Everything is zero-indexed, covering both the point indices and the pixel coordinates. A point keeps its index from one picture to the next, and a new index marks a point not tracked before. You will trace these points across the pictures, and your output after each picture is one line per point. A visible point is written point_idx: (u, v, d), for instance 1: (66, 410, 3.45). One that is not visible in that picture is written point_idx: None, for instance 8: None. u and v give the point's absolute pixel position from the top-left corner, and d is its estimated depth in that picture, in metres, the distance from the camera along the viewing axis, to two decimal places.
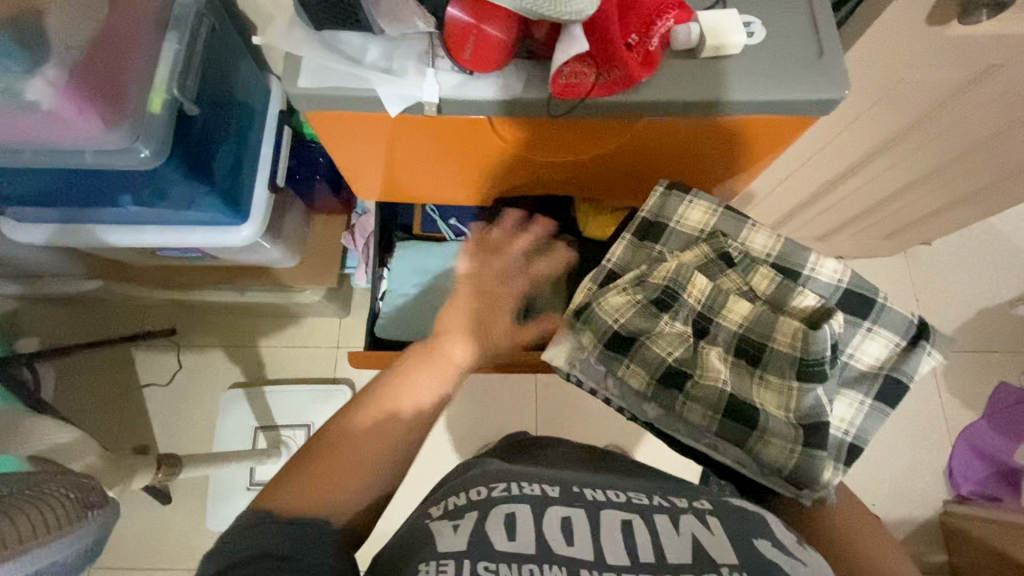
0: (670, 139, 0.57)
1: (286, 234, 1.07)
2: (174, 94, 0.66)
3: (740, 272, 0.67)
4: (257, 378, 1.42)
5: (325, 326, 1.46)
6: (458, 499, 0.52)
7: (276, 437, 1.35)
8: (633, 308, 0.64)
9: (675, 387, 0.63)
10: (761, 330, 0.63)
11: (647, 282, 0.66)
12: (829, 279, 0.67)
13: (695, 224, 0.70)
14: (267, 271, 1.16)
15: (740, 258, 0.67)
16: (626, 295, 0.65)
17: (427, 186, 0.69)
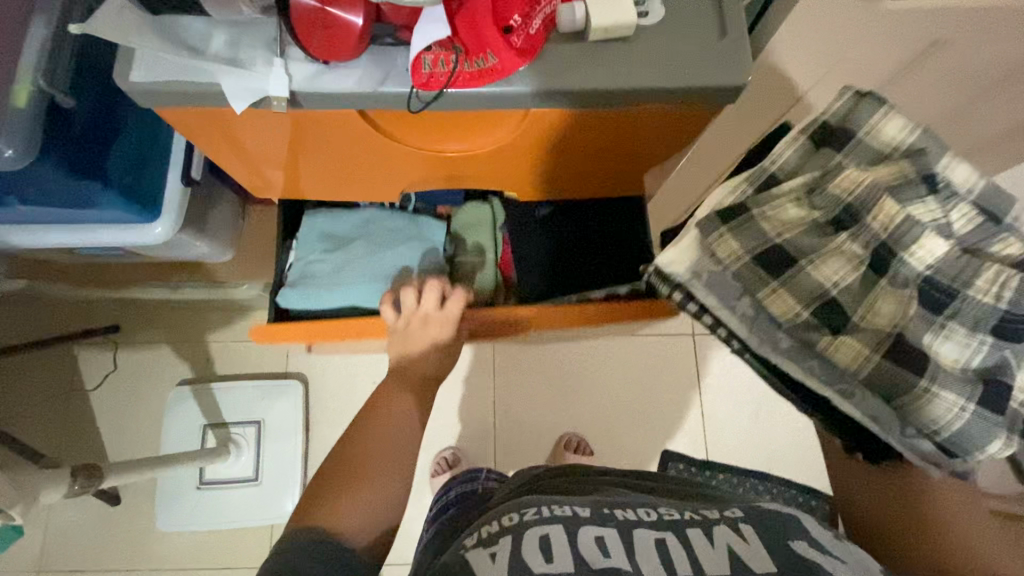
0: (580, 129, 0.52)
1: (217, 227, 1.02)
2: (42, 86, 0.61)
3: (942, 200, 0.58)
4: (206, 374, 1.38)
5: None
6: (490, 527, 0.55)
7: (225, 436, 1.31)
8: (801, 224, 0.61)
9: (826, 319, 0.59)
10: (955, 272, 0.57)
11: (822, 194, 0.61)
12: None
13: (887, 141, 0.62)
14: (201, 266, 1.10)
15: (943, 187, 0.58)
16: (798, 208, 0.62)
17: (335, 185, 0.64)
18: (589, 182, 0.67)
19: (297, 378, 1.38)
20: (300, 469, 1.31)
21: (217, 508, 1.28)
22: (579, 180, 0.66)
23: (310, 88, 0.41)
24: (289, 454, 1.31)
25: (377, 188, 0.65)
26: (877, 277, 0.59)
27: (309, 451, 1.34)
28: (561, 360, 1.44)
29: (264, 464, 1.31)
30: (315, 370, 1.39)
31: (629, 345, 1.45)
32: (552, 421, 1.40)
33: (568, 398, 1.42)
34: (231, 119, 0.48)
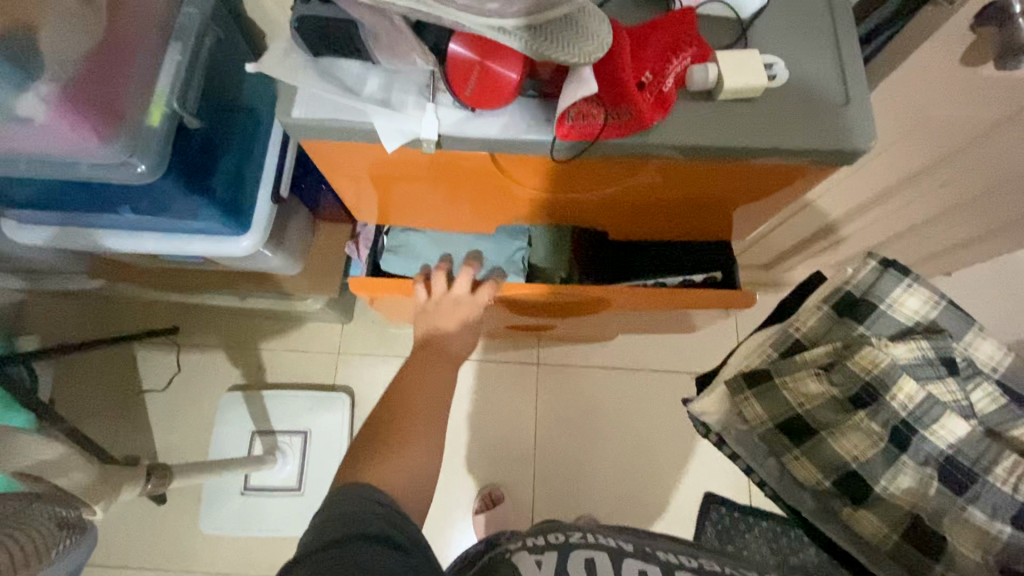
0: (692, 183, 0.54)
1: (291, 241, 1.07)
2: (174, 107, 0.66)
3: (822, 378, 0.93)
4: (257, 381, 1.43)
5: (327, 331, 1.46)
6: (539, 539, 0.75)
7: (272, 443, 1.34)
8: (824, 399, 0.93)
9: (811, 441, 0.95)
10: (826, 414, 0.93)
11: (842, 369, 0.91)
12: (901, 405, 0.86)
13: (910, 310, 0.96)
14: (270, 278, 1.15)
15: (874, 403, 0.88)
16: (820, 384, 0.92)
17: (428, 216, 0.67)
18: (672, 221, 0.66)
19: (344, 390, 1.41)
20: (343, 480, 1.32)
21: (260, 515, 1.30)
22: (662, 220, 0.65)
23: (453, 133, 0.44)
24: (331, 467, 1.33)
25: (462, 218, 0.67)
26: (863, 415, 0.89)
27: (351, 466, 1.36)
28: (605, 392, 1.44)
29: (307, 474, 1.32)
30: (361, 386, 1.42)
31: (674, 381, 1.45)
32: (593, 453, 1.40)
33: (610, 432, 1.41)
34: (336, 156, 0.52)
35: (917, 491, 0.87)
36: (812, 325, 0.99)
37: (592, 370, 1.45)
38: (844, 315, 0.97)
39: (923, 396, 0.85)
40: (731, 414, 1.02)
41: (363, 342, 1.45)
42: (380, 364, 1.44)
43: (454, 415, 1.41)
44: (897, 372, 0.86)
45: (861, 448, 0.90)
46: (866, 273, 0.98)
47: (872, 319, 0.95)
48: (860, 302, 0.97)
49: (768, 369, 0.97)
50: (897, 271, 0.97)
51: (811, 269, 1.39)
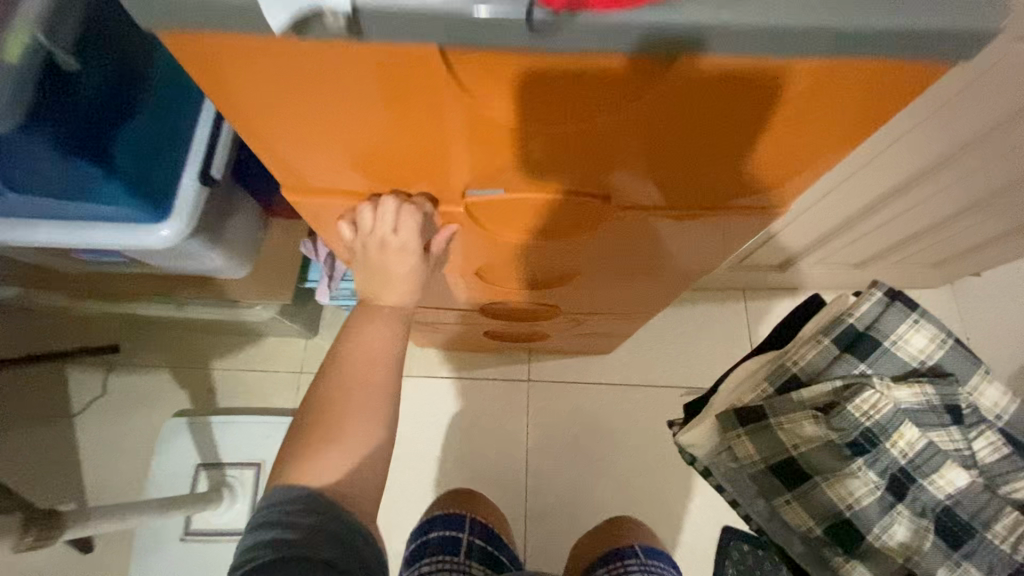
0: (708, 112, 0.40)
1: (233, 237, 0.90)
2: (40, 40, 0.54)
3: (826, 421, 1.05)
4: (207, 405, 1.25)
5: (288, 347, 1.29)
6: None
7: (218, 479, 1.15)
8: (820, 442, 1.06)
9: (807, 480, 1.08)
10: (814, 457, 1.07)
11: (834, 419, 1.04)
12: (899, 451, 1.03)
13: (917, 348, 1.10)
14: (211, 283, 0.98)
15: (873, 452, 1.03)
16: (818, 428, 1.06)
17: (377, 178, 0.51)
18: (696, 175, 0.49)
19: None
20: None
21: (201, 566, 1.10)
22: (673, 181, 0.50)
23: (376, 3, 0.31)
24: None
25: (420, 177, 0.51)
26: (862, 465, 1.03)
27: None
28: (603, 412, 1.27)
29: None
30: None
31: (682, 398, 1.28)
32: (592, 483, 1.22)
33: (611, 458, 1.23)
34: (230, 67, 0.36)
35: (912, 547, 1.00)
36: (809, 359, 1.11)
37: (589, 388, 1.29)
38: (842, 351, 1.10)
39: (922, 443, 1.03)
40: (720, 449, 1.15)
41: None
42: None
43: (432, 443, 1.23)
44: (896, 420, 1.04)
45: (857, 495, 1.03)
46: (868, 306, 1.11)
47: (869, 360, 1.09)
48: (857, 335, 1.10)
49: (756, 409, 1.10)
50: (901, 305, 1.10)
51: (827, 269, 1.25)
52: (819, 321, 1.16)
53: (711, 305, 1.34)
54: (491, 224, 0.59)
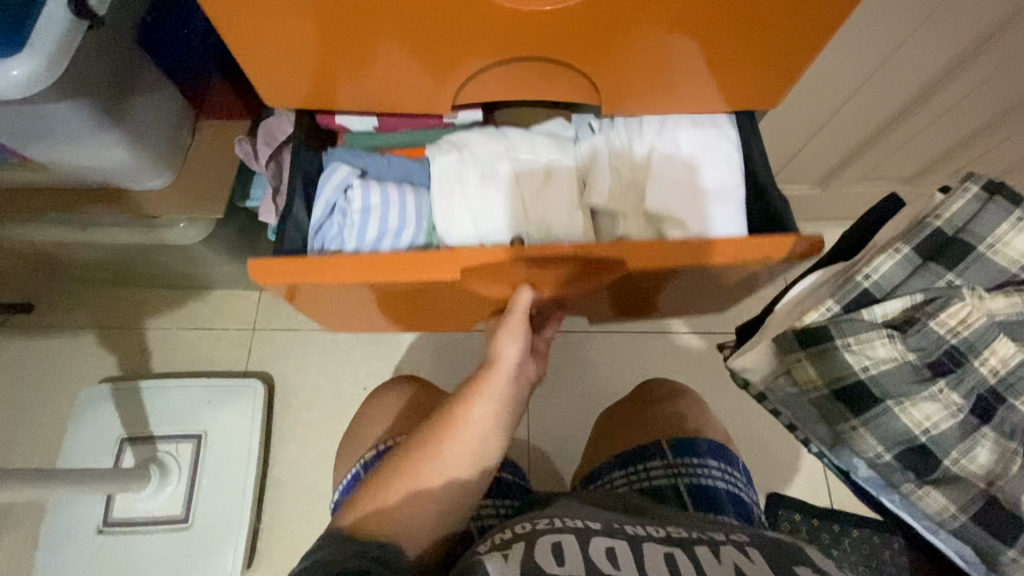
0: None
1: (139, 127, 0.71)
2: None
3: (901, 332, 0.56)
4: (139, 370, 1.03)
5: (238, 301, 1.08)
6: (502, 533, 0.50)
7: (148, 456, 0.93)
8: (897, 365, 0.56)
9: (845, 408, 0.60)
10: (891, 381, 0.57)
11: (909, 328, 0.56)
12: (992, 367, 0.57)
13: None
14: (123, 196, 0.78)
15: (981, 363, 0.57)
16: (889, 347, 0.56)
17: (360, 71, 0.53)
18: (678, 53, 0.52)
19: (259, 377, 1.02)
20: (249, 505, 0.91)
21: (127, 563, 0.88)
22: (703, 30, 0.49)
23: None
24: (233, 483, 0.92)
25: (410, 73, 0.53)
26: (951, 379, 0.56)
27: (266, 483, 0.96)
28: (618, 366, 1.06)
29: (197, 496, 0.91)
30: (284, 371, 1.03)
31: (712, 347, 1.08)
32: None
33: None
34: None
35: (994, 473, 0.56)
36: (886, 270, 0.58)
37: (601, 339, 1.08)
38: (926, 260, 0.58)
39: (1017, 357, 0.56)
40: (779, 373, 0.64)
41: (288, 314, 1.07)
42: (310, 341, 1.05)
43: None
44: (989, 333, 0.56)
45: (933, 417, 0.57)
46: (964, 203, 0.58)
47: (964, 265, 0.58)
48: (945, 243, 0.58)
49: (827, 330, 0.57)
50: (1003, 198, 0.57)
51: (876, 187, 1.06)
52: (898, 228, 0.63)
53: None
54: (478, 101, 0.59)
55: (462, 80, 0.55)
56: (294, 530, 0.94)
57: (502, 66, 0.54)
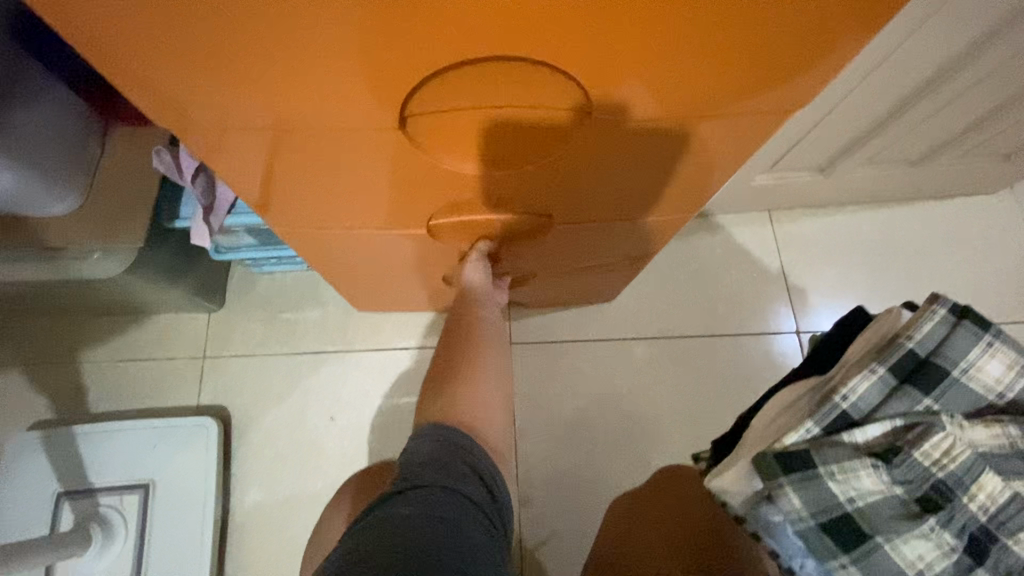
0: (743, 34, 0.38)
1: (22, 144, 0.58)
2: None
3: (872, 466, 0.49)
4: (74, 411, 0.92)
5: (185, 326, 0.96)
6: None
7: (90, 510, 0.83)
8: (817, 491, 0.49)
9: (840, 542, 0.49)
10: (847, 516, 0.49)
11: (827, 450, 0.50)
12: (983, 503, 0.49)
13: (990, 377, 0.53)
14: (21, 226, 0.65)
15: (943, 505, 0.49)
16: (872, 475, 0.49)
17: (284, 100, 0.41)
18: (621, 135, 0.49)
19: (214, 412, 0.92)
20: (208, 559, 0.82)
21: None
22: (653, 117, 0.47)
23: None
24: (190, 536, 0.83)
25: (350, 101, 0.42)
26: (897, 525, 0.49)
27: (230, 529, 0.86)
28: (609, 377, 0.99)
29: (149, 552, 0.82)
30: (241, 402, 0.93)
31: (708, 351, 1.01)
32: None
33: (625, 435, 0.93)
34: None
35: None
36: (863, 392, 0.52)
37: (590, 348, 1.00)
38: (901, 382, 0.52)
39: (1007, 494, 0.49)
40: (756, 501, 0.53)
41: (241, 338, 0.96)
42: (269, 367, 0.95)
43: (386, 435, 0.92)
44: (970, 469, 0.49)
45: (925, 558, 0.48)
46: (932, 325, 0.53)
47: (939, 392, 0.52)
48: (922, 367, 0.52)
49: (806, 452, 0.50)
50: (970, 323, 0.53)
51: (878, 172, 0.98)
52: (869, 344, 0.57)
53: (731, 235, 1.08)
54: (401, 180, 0.54)
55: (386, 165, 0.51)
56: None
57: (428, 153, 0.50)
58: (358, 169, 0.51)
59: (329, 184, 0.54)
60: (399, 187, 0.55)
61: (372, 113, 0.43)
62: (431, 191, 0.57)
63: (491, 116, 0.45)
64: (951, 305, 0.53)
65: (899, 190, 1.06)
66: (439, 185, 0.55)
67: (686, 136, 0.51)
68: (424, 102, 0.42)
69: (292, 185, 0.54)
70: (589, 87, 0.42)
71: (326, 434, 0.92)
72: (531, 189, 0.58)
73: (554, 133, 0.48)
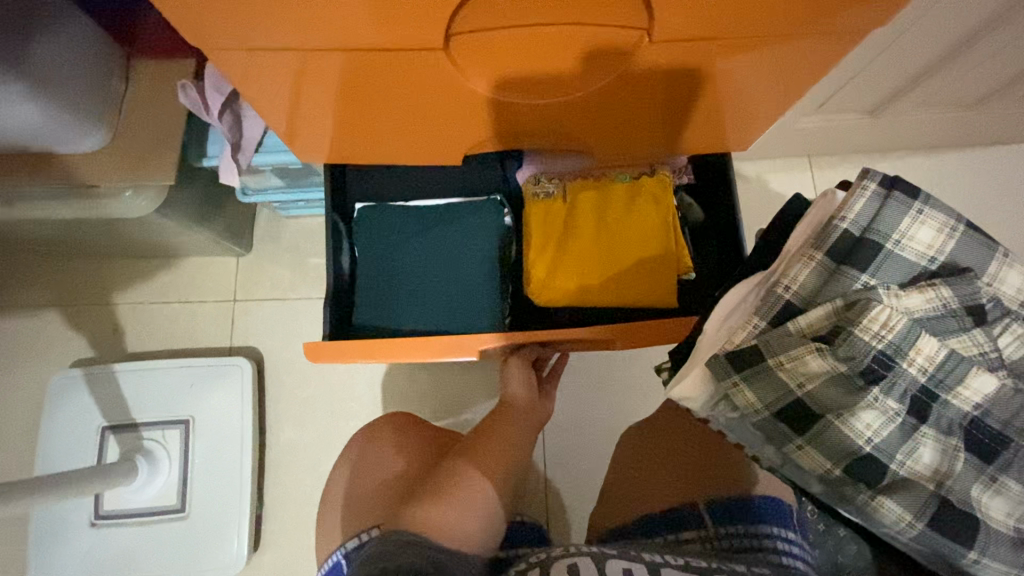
0: (801, 16, 0.41)
1: (45, 79, 0.57)
2: None
3: (821, 350, 0.42)
4: (112, 351, 0.94)
5: (213, 270, 0.97)
6: (530, 557, 0.54)
7: (134, 445, 0.86)
8: (767, 383, 0.43)
9: (794, 427, 0.44)
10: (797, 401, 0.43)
11: (775, 339, 0.43)
12: (925, 368, 0.42)
13: (921, 246, 0.44)
14: (50, 165, 0.64)
15: (893, 377, 0.42)
16: (819, 357, 0.42)
17: (321, 15, 0.38)
18: (653, 103, 0.53)
19: (245, 354, 0.94)
20: (248, 492, 0.85)
21: (126, 555, 0.84)
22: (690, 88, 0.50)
23: None
24: (229, 470, 0.86)
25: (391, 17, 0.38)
26: (845, 401, 0.42)
27: (266, 464, 0.90)
28: None
29: (192, 484, 0.86)
30: (272, 345, 0.94)
31: None
32: (629, 417, 0.91)
33: (651, 383, 0.93)
34: None
35: (942, 472, 0.43)
36: (806, 280, 0.43)
37: None
38: (839, 265, 0.43)
39: (946, 352, 0.42)
40: (713, 403, 0.46)
41: (269, 282, 0.96)
42: (297, 311, 0.95)
43: (412, 379, 0.93)
44: (915, 336, 0.41)
45: (874, 428, 0.42)
46: (866, 202, 0.43)
47: (876, 268, 0.43)
48: (856, 247, 0.43)
49: (754, 349, 0.43)
50: (901, 195, 0.44)
51: (932, 115, 0.92)
52: (804, 230, 0.46)
53: (766, 183, 1.03)
54: (433, 134, 0.56)
55: (428, 122, 0.53)
56: (300, 510, 0.89)
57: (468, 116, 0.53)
58: (402, 124, 0.54)
59: (356, 112, 0.52)
60: (435, 139, 0.57)
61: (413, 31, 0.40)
62: (460, 121, 0.54)
63: (535, 35, 0.42)
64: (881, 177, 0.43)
65: (951, 135, 0.99)
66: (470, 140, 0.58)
67: (736, 69, 0.47)
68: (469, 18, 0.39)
69: (319, 112, 0.52)
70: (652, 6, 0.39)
71: (355, 378, 0.93)
72: (563, 124, 0.56)
73: (601, 57, 0.45)
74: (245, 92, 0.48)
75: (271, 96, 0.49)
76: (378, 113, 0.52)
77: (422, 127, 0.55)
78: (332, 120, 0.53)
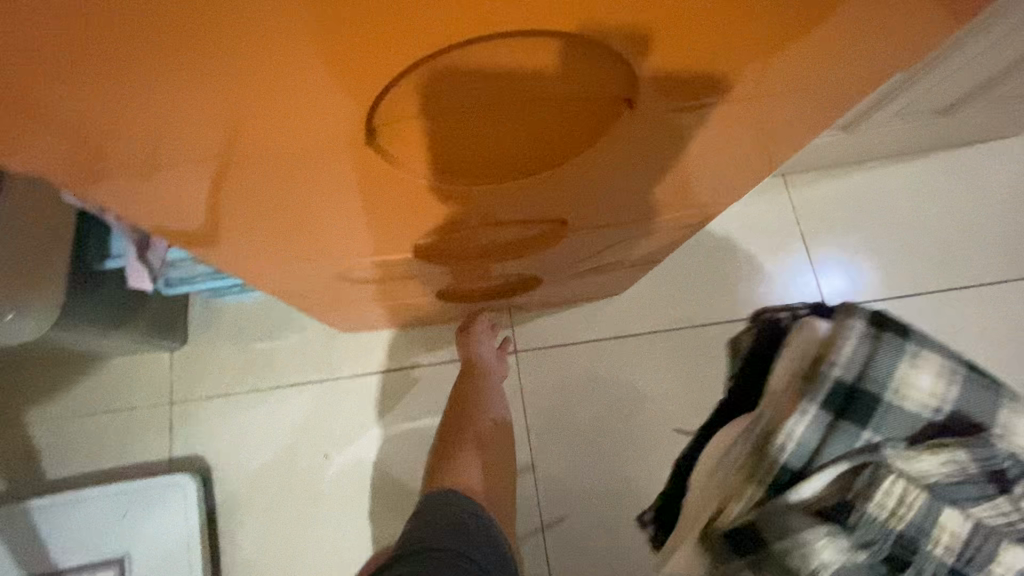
0: (780, 106, 0.38)
1: None
2: None
3: (834, 530, 0.62)
4: (29, 480, 0.80)
5: (143, 368, 0.84)
6: None
7: None
8: (790, 555, 0.63)
9: None
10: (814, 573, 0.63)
11: (769, 521, 0.64)
12: (948, 543, 0.61)
13: (921, 397, 0.63)
14: None
15: (907, 552, 0.61)
16: (828, 542, 0.62)
17: (197, 124, 0.28)
18: (620, 192, 0.48)
19: (190, 463, 0.81)
20: None
21: None
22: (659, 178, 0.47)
23: None
24: None
25: (296, 109, 0.28)
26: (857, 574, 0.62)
27: None
28: (628, 376, 0.90)
29: None
30: (220, 450, 0.82)
31: (731, 337, 0.92)
32: None
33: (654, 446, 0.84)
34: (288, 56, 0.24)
35: None
36: (800, 433, 0.63)
37: (603, 347, 0.91)
38: (833, 421, 0.63)
39: (966, 529, 0.61)
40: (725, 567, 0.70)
41: (211, 376, 0.84)
42: (247, 406, 0.83)
43: (387, 469, 0.82)
44: (926, 517, 0.61)
45: None
46: (853, 346, 0.63)
47: (870, 425, 0.63)
48: (847, 394, 0.63)
49: (753, 531, 0.65)
50: (885, 337, 0.63)
51: (906, 124, 0.88)
52: (785, 372, 0.69)
53: (745, 206, 0.98)
54: (367, 237, 0.49)
55: (363, 227, 0.46)
56: None
57: (409, 220, 0.46)
58: (331, 232, 0.46)
59: (279, 216, 0.42)
60: (373, 240, 0.50)
61: (330, 120, 0.29)
62: (416, 205, 0.44)
63: (488, 140, 0.36)
64: (867, 320, 0.64)
65: (924, 140, 0.95)
66: (414, 239, 0.51)
67: (714, 145, 0.43)
68: (400, 105, 0.30)
69: (238, 217, 0.41)
70: (643, 61, 0.29)
71: (321, 476, 0.82)
72: (520, 218, 0.50)
73: (579, 116, 0.35)
74: (131, 210, 0.37)
75: (157, 214, 0.39)
76: (303, 224, 0.44)
77: (358, 234, 0.48)
78: (241, 233, 0.44)
